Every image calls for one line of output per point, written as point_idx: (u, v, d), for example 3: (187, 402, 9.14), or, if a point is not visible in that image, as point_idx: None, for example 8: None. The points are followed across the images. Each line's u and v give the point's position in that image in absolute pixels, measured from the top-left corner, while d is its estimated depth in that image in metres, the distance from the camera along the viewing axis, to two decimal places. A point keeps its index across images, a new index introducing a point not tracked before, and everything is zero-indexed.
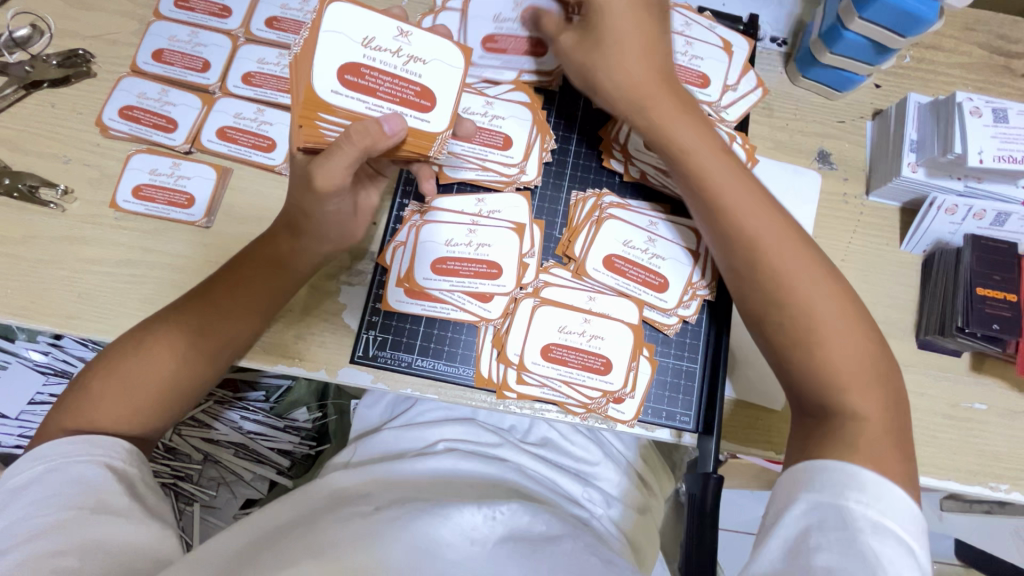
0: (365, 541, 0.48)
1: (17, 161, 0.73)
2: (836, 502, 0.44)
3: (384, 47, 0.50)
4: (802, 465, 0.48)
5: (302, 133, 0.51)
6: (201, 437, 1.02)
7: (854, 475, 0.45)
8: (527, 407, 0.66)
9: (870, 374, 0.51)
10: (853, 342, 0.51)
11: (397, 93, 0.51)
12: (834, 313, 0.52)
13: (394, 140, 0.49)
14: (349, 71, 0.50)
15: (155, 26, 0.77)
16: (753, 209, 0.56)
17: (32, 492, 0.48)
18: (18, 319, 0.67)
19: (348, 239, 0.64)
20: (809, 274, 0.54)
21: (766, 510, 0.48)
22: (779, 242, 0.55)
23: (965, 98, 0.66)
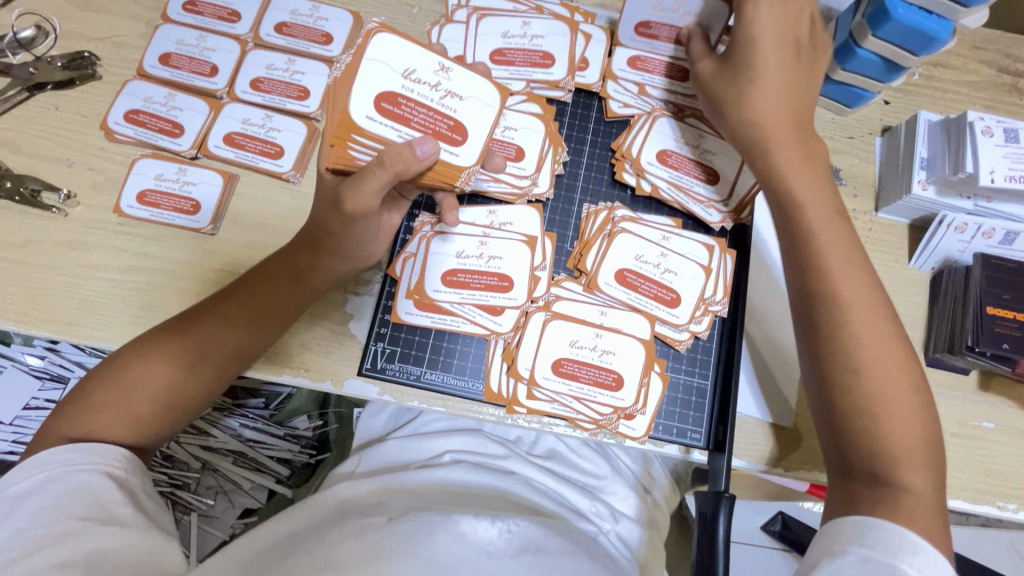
0: (377, 554, 0.47)
1: (18, 164, 0.71)
2: (888, 560, 0.44)
3: (424, 81, 0.50)
4: (850, 519, 0.47)
5: (333, 153, 0.51)
6: (199, 445, 1.00)
7: (904, 536, 0.45)
8: (536, 421, 0.65)
9: (917, 432, 0.50)
10: (906, 398, 0.52)
11: (430, 125, 0.50)
12: (889, 361, 0.53)
13: (425, 165, 0.47)
14: (387, 99, 0.49)
15: (162, 29, 0.76)
16: (836, 238, 0.58)
17: (34, 501, 0.47)
18: (16, 325, 0.66)
19: (370, 258, 0.63)
20: (871, 313, 0.54)
21: (807, 558, 0.48)
22: (846, 275, 0.56)
23: (977, 117, 0.66)
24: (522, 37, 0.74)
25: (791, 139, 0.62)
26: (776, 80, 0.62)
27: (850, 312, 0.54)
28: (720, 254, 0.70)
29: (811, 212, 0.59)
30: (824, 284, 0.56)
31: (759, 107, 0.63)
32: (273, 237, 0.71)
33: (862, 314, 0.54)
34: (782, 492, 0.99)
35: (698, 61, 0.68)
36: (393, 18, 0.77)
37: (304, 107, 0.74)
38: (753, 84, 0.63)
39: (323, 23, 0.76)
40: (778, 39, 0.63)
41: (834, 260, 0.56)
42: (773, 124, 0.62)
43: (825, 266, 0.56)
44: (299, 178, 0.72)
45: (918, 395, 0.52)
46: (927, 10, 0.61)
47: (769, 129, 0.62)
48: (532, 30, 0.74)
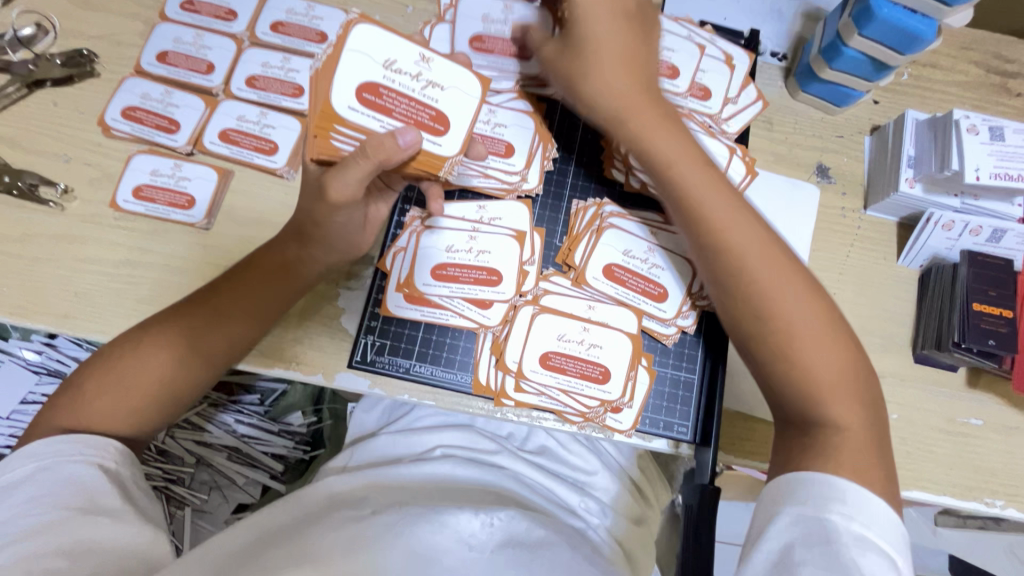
0: (360, 544, 0.47)
1: (17, 159, 0.73)
2: (819, 516, 0.45)
3: (405, 71, 0.50)
4: (785, 477, 0.49)
5: (316, 143, 0.51)
6: (194, 440, 1.01)
7: (832, 486, 0.46)
8: (524, 415, 0.66)
9: (848, 372, 0.51)
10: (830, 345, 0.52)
11: (412, 115, 0.51)
12: (809, 317, 0.53)
13: (407, 154, 0.49)
14: (368, 89, 0.49)
15: (159, 28, 0.77)
16: (733, 220, 0.55)
17: (23, 490, 0.48)
18: (13, 318, 0.67)
19: (354, 249, 0.64)
20: (780, 273, 0.54)
21: (751, 526, 0.48)
22: (749, 244, 0.55)
23: (962, 116, 0.66)
24: (502, 22, 0.70)
25: (650, 119, 0.58)
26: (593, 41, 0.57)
27: (761, 279, 0.54)
28: None
29: (702, 194, 0.56)
30: (730, 262, 0.55)
31: (609, 89, 0.58)
32: (266, 232, 0.71)
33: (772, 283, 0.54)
34: None
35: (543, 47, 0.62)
36: (388, 18, 0.79)
37: (299, 104, 0.75)
38: (593, 60, 0.58)
39: (318, 22, 0.78)
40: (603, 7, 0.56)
41: (738, 234, 0.55)
42: (631, 102, 0.58)
43: (728, 244, 0.55)
44: (293, 174, 0.73)
45: (842, 338, 0.53)
46: (912, 9, 0.62)
47: (627, 111, 0.58)
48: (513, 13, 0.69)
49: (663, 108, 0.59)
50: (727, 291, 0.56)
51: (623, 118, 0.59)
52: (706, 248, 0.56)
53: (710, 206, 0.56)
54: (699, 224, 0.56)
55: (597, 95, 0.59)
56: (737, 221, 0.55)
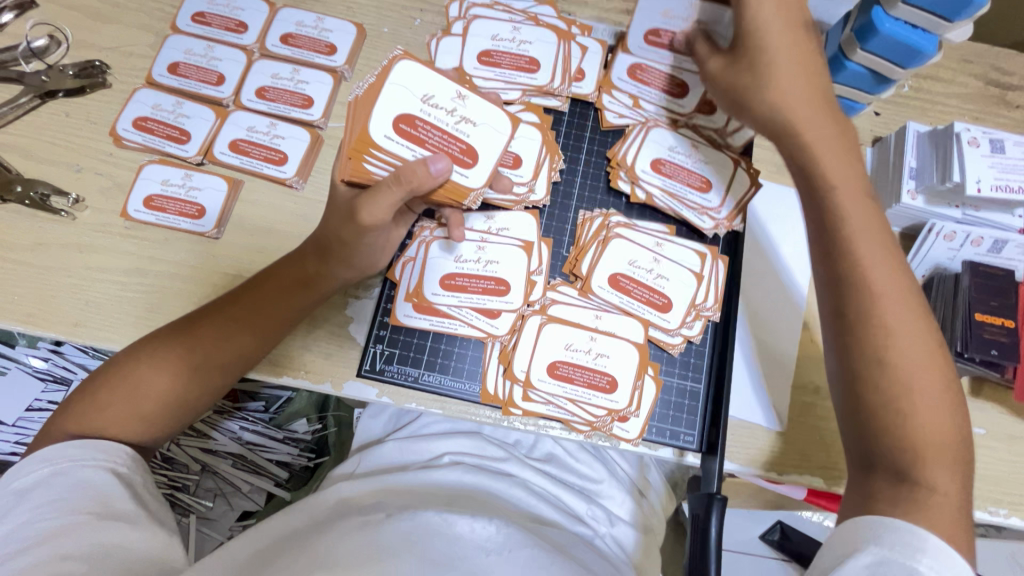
0: (379, 551, 0.47)
1: (29, 169, 0.73)
2: (905, 561, 0.42)
3: (440, 107, 0.56)
4: (869, 517, 0.45)
5: (350, 165, 0.55)
6: (199, 448, 1.02)
7: (923, 537, 0.43)
8: (531, 424, 0.67)
9: (953, 437, 0.47)
10: (933, 393, 0.48)
11: (443, 146, 0.56)
12: (927, 365, 0.49)
13: (439, 181, 0.53)
14: (406, 122, 0.55)
15: (171, 40, 0.78)
16: (874, 236, 0.53)
17: (39, 494, 0.48)
18: (24, 326, 0.67)
19: (372, 267, 0.64)
20: (908, 317, 0.50)
21: (820, 558, 0.46)
22: (885, 280, 0.51)
23: (963, 128, 0.68)
24: (510, 41, 0.76)
25: (839, 138, 0.57)
26: (795, 80, 0.59)
27: (886, 317, 0.50)
28: (713, 260, 0.72)
29: (858, 225, 0.53)
30: (863, 298, 0.51)
31: (780, 105, 0.59)
32: (276, 242, 0.72)
33: (894, 328, 0.50)
34: (780, 500, 0.99)
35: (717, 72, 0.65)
36: (396, 30, 0.80)
37: (308, 114, 0.76)
38: (773, 78, 0.59)
39: (328, 34, 0.79)
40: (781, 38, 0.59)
41: (876, 267, 0.52)
42: (802, 108, 0.58)
43: (869, 279, 0.51)
44: (301, 184, 0.74)
45: (952, 392, 0.49)
46: (914, 24, 0.63)
47: (793, 113, 0.58)
48: (521, 35, 0.76)
49: (850, 154, 0.57)
50: (836, 338, 0.53)
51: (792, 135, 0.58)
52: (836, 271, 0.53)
53: (851, 213, 0.54)
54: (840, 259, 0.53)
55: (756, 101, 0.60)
56: (882, 259, 0.52)
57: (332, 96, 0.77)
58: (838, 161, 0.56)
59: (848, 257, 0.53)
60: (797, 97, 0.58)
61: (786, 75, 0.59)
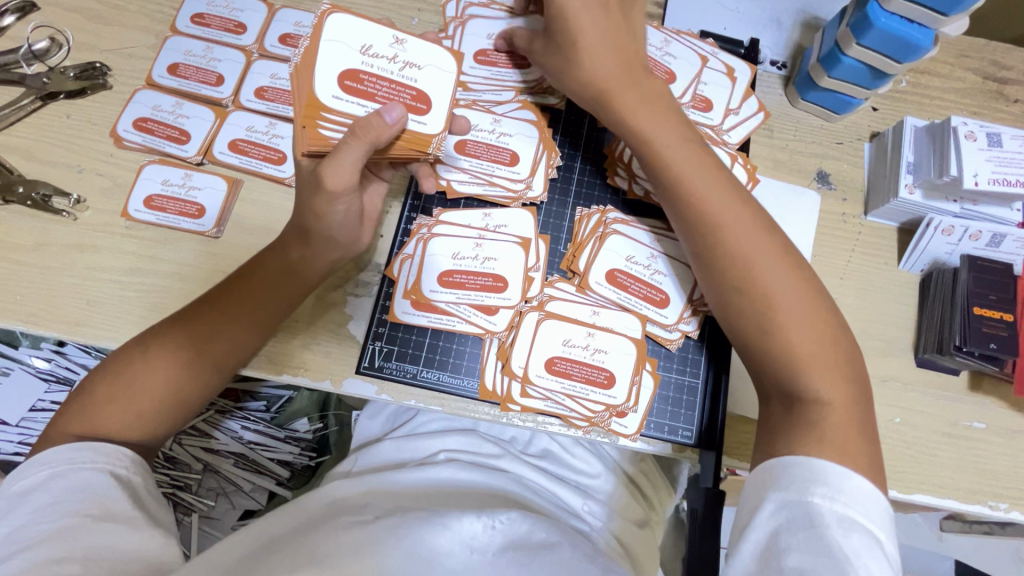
0: (364, 547, 0.48)
1: (30, 170, 0.74)
2: (801, 497, 0.46)
3: (381, 55, 0.55)
4: (769, 464, 0.50)
5: (306, 134, 0.54)
6: (202, 447, 1.02)
7: (813, 469, 0.48)
8: (529, 420, 0.67)
9: (825, 333, 0.55)
10: (797, 310, 0.55)
11: (393, 96, 0.55)
12: (779, 276, 0.56)
13: (395, 129, 0.53)
14: (349, 79, 0.54)
15: (171, 41, 0.79)
16: (709, 185, 0.60)
17: (39, 497, 0.49)
18: (26, 325, 0.68)
19: (356, 243, 0.65)
20: (759, 250, 0.57)
21: (738, 517, 0.50)
22: (728, 213, 0.59)
23: (960, 122, 0.67)
24: (506, 37, 0.75)
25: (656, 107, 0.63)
26: (595, 59, 0.63)
27: (742, 261, 0.57)
28: None
29: (695, 176, 0.61)
30: (712, 237, 0.59)
31: (597, 74, 0.64)
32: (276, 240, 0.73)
33: (746, 254, 0.57)
34: None
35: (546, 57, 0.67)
36: None
37: None
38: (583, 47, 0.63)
39: None
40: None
41: (716, 202, 0.59)
42: (619, 81, 0.63)
43: (716, 217, 0.59)
44: None
45: (810, 291, 0.56)
46: (911, 19, 0.63)
47: (615, 84, 0.63)
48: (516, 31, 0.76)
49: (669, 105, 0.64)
50: (709, 278, 0.60)
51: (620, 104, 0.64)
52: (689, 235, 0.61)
53: (686, 172, 0.61)
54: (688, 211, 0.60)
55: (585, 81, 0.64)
56: (717, 194, 0.60)
57: None
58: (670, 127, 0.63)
59: (697, 218, 0.60)
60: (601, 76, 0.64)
61: (591, 38, 0.63)
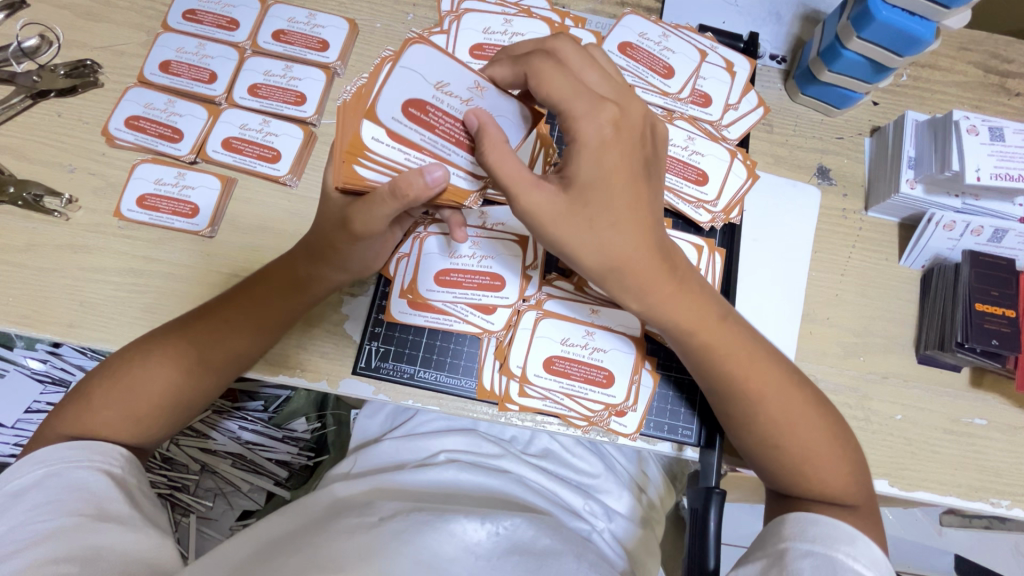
0: (369, 550, 0.47)
1: (21, 169, 0.73)
2: (826, 552, 0.46)
3: (455, 94, 0.52)
4: (792, 516, 0.50)
5: (343, 169, 0.52)
6: (198, 447, 1.02)
7: (838, 527, 0.47)
8: (529, 420, 0.67)
9: (847, 456, 0.54)
10: (827, 448, 0.53)
11: (453, 134, 0.52)
12: (811, 425, 0.54)
13: (435, 192, 0.49)
14: (414, 105, 0.51)
15: (162, 38, 0.78)
16: (715, 323, 0.54)
17: (33, 496, 0.48)
18: (18, 327, 0.67)
19: (365, 270, 0.65)
20: (783, 393, 0.54)
21: (753, 555, 0.50)
22: (759, 377, 0.54)
23: (962, 116, 0.66)
24: (502, 34, 0.74)
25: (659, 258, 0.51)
26: (618, 233, 0.49)
27: (769, 408, 0.54)
28: (709, 253, 0.71)
29: (693, 319, 0.54)
30: (746, 404, 0.54)
31: (613, 249, 0.49)
32: (270, 240, 0.72)
33: (775, 414, 0.54)
34: None
35: (526, 192, 0.48)
36: (389, 26, 0.80)
37: (301, 111, 0.76)
38: (594, 224, 0.49)
39: (319, 30, 0.78)
40: (602, 176, 0.48)
41: (725, 345, 0.54)
42: (643, 264, 0.50)
43: (748, 387, 0.54)
44: (295, 181, 0.73)
45: (839, 434, 0.55)
46: (912, 11, 0.63)
47: (633, 264, 0.50)
48: (513, 28, 0.75)
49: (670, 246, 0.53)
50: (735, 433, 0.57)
51: (633, 278, 0.51)
52: (707, 376, 0.56)
53: (676, 307, 0.53)
54: (718, 378, 0.55)
55: (594, 262, 0.50)
56: (734, 357, 0.54)
57: (324, 93, 0.77)
58: (665, 278, 0.52)
59: (713, 360, 0.55)
60: (619, 241, 0.49)
61: (608, 221, 0.49)
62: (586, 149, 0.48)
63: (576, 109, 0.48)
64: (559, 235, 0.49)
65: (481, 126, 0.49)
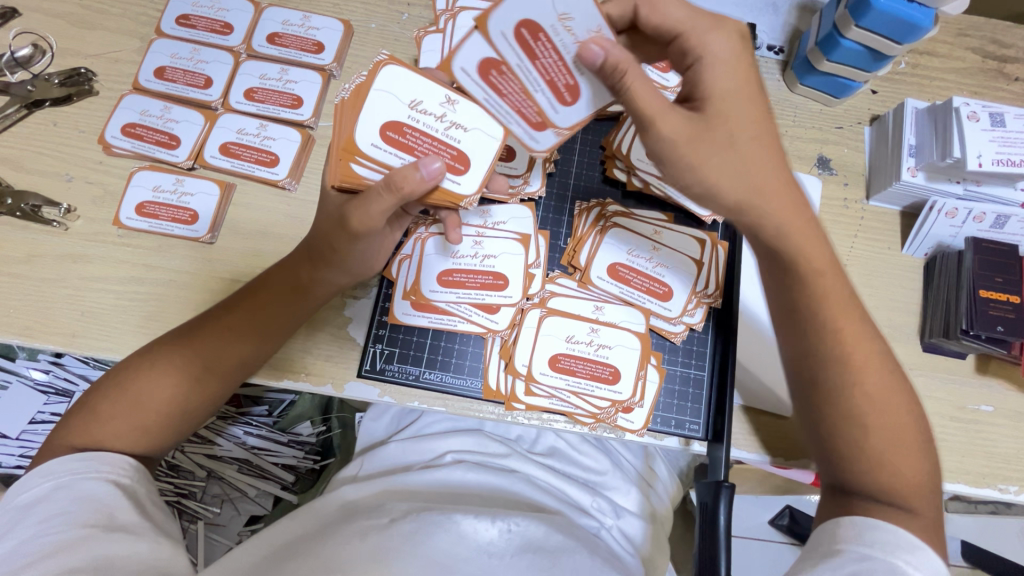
0: (381, 554, 0.47)
1: (19, 179, 0.73)
2: (885, 558, 0.45)
3: (575, 33, 0.45)
4: (848, 518, 0.49)
5: (339, 169, 0.54)
6: (205, 454, 1.02)
7: (899, 535, 0.46)
8: (535, 418, 0.66)
9: (920, 457, 0.51)
10: (905, 440, 0.51)
11: (551, 74, 0.48)
12: (895, 410, 0.51)
13: (430, 185, 0.50)
14: (527, 27, 0.46)
15: (157, 44, 0.77)
16: (824, 273, 0.53)
17: (42, 509, 0.48)
18: (20, 339, 0.67)
19: (366, 270, 0.64)
20: (875, 368, 0.52)
21: (805, 557, 0.49)
22: (858, 346, 0.52)
23: (962, 103, 0.66)
24: None
25: (786, 191, 0.51)
26: (750, 158, 0.50)
27: (861, 380, 0.51)
28: (713, 246, 0.70)
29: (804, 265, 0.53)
30: (843, 368, 0.52)
31: (746, 173, 0.50)
32: (272, 244, 0.71)
33: (874, 388, 0.51)
34: (788, 486, 0.99)
35: (663, 113, 0.48)
36: (384, 26, 0.79)
37: (298, 115, 0.75)
38: (732, 144, 0.49)
39: (315, 32, 0.78)
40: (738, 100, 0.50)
41: (830, 297, 0.53)
42: (770, 191, 0.51)
43: (846, 349, 0.52)
44: (294, 185, 0.73)
45: (921, 433, 0.53)
46: None
47: (765, 188, 0.50)
48: None
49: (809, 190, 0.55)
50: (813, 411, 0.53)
51: (762, 207, 0.51)
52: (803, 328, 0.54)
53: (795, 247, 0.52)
54: (818, 330, 0.53)
55: (727, 180, 0.50)
56: (851, 312, 0.53)
57: (321, 94, 0.76)
58: (791, 216, 0.52)
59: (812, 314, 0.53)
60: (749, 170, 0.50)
61: (746, 144, 0.50)
62: (718, 64, 0.50)
63: (707, 24, 0.51)
64: (693, 155, 0.49)
65: (610, 62, 0.45)
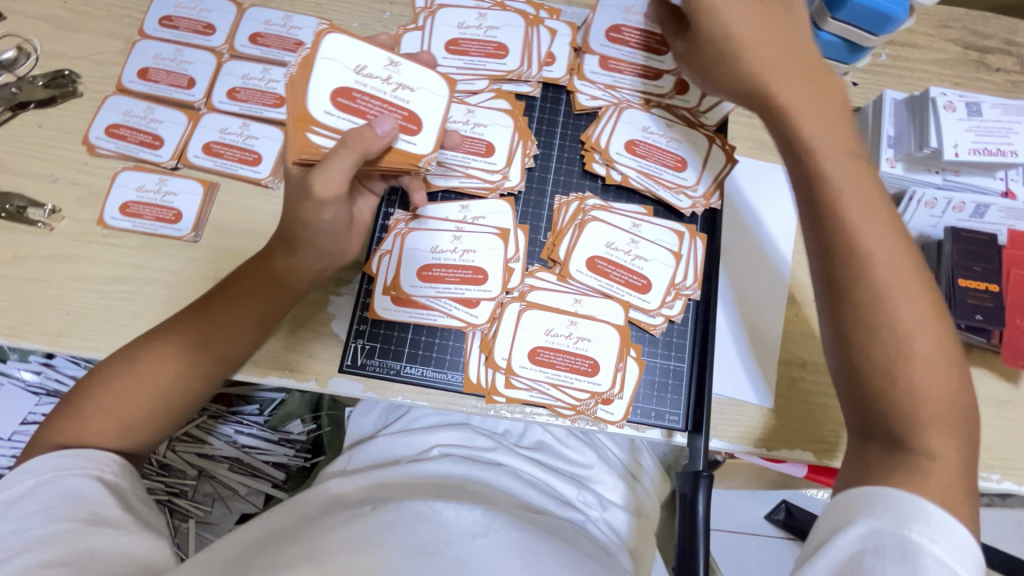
0: (361, 541, 0.48)
1: (4, 181, 0.73)
2: (898, 532, 0.41)
3: None
4: (864, 487, 0.45)
5: (295, 140, 0.54)
6: (196, 453, 1.03)
7: (922, 507, 0.42)
8: (517, 411, 0.67)
9: (950, 382, 0.46)
10: (932, 360, 0.46)
11: None
12: (923, 321, 0.47)
13: (386, 141, 0.52)
14: None
15: (139, 45, 0.78)
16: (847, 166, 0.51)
17: (25, 504, 0.48)
18: (6, 339, 0.67)
19: (343, 253, 0.64)
20: (903, 272, 0.47)
21: (812, 534, 0.46)
22: (886, 245, 0.48)
23: (939, 93, 0.67)
24: (477, 28, 0.75)
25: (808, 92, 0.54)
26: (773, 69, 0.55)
27: (886, 283, 0.47)
28: (691, 238, 0.72)
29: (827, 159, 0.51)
30: (860, 265, 0.48)
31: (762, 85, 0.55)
32: (255, 242, 0.72)
33: (896, 291, 0.47)
34: (779, 480, 0.99)
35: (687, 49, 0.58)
36: (365, 24, 0.80)
37: (280, 113, 0.76)
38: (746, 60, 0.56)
39: (296, 32, 0.78)
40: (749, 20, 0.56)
41: (852, 193, 0.50)
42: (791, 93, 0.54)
43: (866, 249, 0.48)
44: (277, 183, 0.74)
45: (954, 358, 0.47)
46: None
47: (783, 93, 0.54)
48: (487, 21, 0.76)
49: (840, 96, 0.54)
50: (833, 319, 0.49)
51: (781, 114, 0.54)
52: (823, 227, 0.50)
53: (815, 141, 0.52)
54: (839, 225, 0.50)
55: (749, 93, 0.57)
56: (879, 218, 0.49)
57: None
58: (814, 112, 0.53)
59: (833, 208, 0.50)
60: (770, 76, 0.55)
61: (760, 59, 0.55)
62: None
63: None
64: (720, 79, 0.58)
65: None
